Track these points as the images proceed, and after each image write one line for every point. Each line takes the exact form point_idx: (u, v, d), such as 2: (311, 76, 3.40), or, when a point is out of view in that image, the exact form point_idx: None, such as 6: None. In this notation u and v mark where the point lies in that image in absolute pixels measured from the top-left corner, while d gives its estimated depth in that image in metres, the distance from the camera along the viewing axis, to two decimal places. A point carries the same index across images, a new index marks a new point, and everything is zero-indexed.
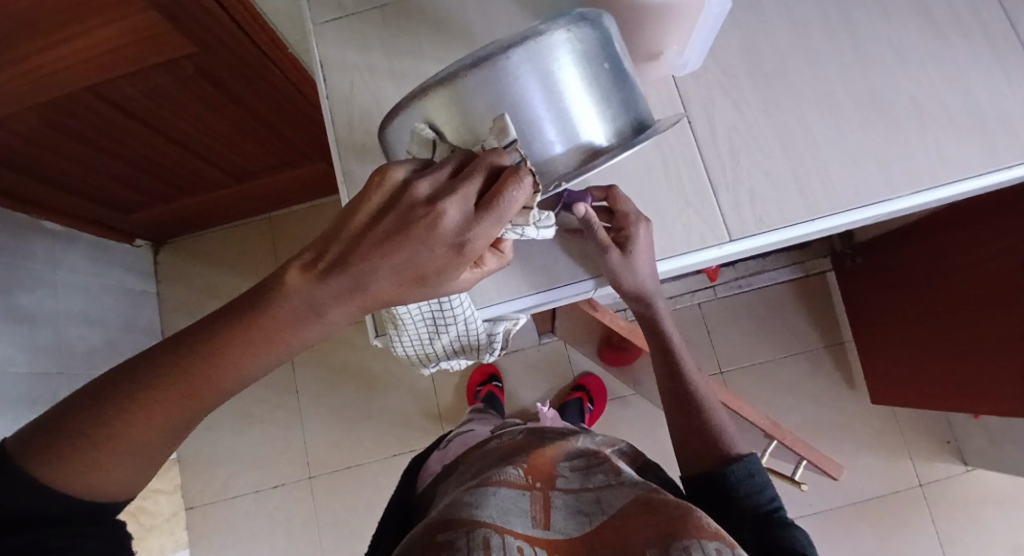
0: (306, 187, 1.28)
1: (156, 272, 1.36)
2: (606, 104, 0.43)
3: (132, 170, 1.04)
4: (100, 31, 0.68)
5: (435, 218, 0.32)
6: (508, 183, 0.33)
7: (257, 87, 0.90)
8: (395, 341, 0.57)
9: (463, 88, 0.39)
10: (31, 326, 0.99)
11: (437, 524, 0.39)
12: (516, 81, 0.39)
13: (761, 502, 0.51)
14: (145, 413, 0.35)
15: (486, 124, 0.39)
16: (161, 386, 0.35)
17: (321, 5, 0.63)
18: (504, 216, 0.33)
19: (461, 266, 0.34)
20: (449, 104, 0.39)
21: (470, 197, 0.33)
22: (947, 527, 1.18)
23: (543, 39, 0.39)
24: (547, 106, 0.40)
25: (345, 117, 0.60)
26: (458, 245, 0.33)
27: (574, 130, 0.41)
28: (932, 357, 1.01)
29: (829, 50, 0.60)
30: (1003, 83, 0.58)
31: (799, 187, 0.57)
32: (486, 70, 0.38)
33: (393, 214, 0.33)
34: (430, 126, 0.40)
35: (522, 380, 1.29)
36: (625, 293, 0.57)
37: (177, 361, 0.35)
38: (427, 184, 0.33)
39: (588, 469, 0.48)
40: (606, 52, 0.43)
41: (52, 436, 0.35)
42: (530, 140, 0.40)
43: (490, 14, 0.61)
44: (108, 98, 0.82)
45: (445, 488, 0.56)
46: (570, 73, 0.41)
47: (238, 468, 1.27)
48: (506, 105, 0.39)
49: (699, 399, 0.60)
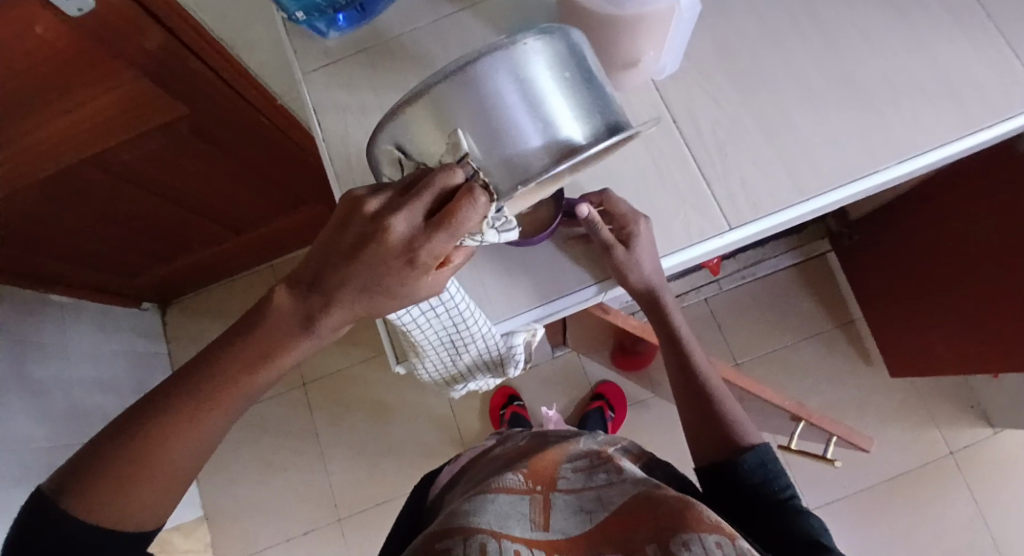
0: (304, 231, 1.29)
1: (165, 333, 1.37)
2: (573, 109, 0.42)
3: (135, 234, 1.06)
4: (91, 103, 0.70)
5: (384, 233, 0.34)
6: (459, 203, 0.33)
7: (248, 140, 0.92)
8: (418, 366, 0.59)
9: (421, 105, 0.40)
10: (46, 400, 1.00)
11: (438, 534, 0.40)
12: (472, 93, 0.39)
13: (776, 490, 0.52)
14: (178, 435, 0.38)
15: (442, 139, 0.40)
16: (181, 413, 0.39)
17: (305, 53, 0.65)
18: (457, 230, 0.34)
19: (417, 272, 0.36)
20: (411, 124, 0.40)
21: (416, 214, 0.34)
22: (984, 491, 1.18)
23: (500, 52, 0.40)
24: (510, 113, 0.40)
25: (341, 156, 0.62)
26: (408, 253, 0.35)
27: (538, 134, 0.41)
28: (942, 323, 1.02)
29: (798, 36, 0.62)
30: (969, 47, 0.60)
31: (789, 170, 0.58)
32: (440, 85, 0.39)
33: (353, 230, 0.36)
34: (398, 149, 0.42)
35: (540, 396, 1.29)
36: (634, 290, 0.58)
37: (197, 386, 0.39)
38: (379, 201, 0.35)
39: (591, 469, 0.48)
40: (569, 62, 0.43)
41: (85, 468, 0.37)
42: (490, 149, 0.40)
43: (469, 41, 0.64)
44: (105, 167, 0.84)
45: (451, 495, 0.57)
46: (535, 80, 0.41)
47: (266, 519, 1.27)
48: (463, 117, 0.40)
49: (711, 392, 0.60)
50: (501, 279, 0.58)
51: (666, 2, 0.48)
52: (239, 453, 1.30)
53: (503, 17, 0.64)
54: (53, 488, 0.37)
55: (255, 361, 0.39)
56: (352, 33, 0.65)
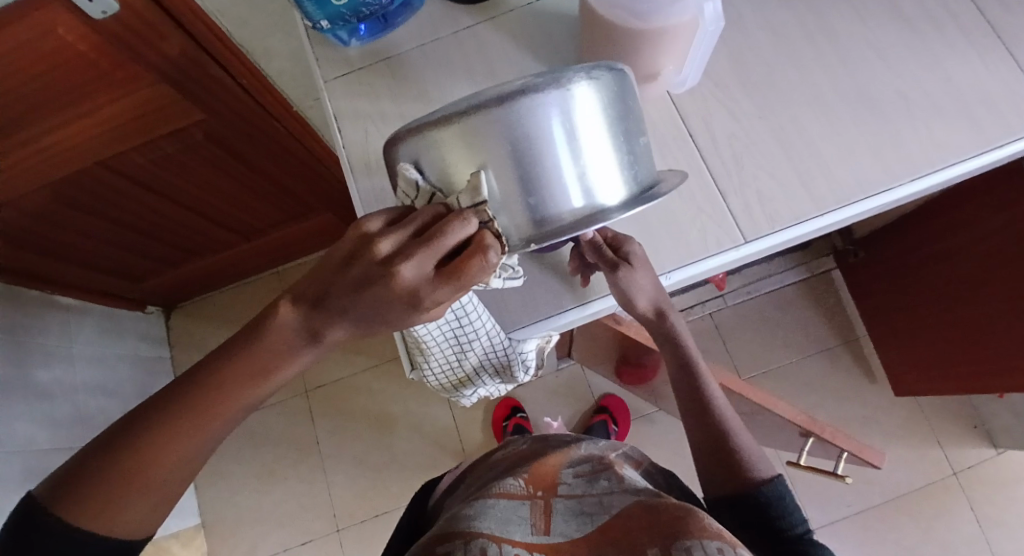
0: (312, 239, 1.29)
1: (169, 337, 1.37)
2: (604, 164, 0.40)
3: (144, 238, 1.06)
4: (110, 105, 0.71)
5: (393, 277, 0.34)
6: (471, 262, 0.34)
7: (262, 148, 0.92)
8: (426, 369, 0.59)
9: (447, 136, 0.37)
10: (48, 401, 0.99)
11: (440, 538, 0.41)
12: (504, 136, 0.37)
13: (792, 525, 0.51)
14: (168, 448, 0.39)
15: (462, 173, 0.38)
16: (178, 419, 0.39)
17: (327, 61, 0.66)
18: (465, 283, 0.35)
19: (419, 313, 0.36)
20: (434, 150, 0.38)
21: (428, 262, 0.34)
22: (987, 512, 1.17)
23: (540, 97, 0.36)
24: (538, 165, 0.38)
25: (361, 164, 0.62)
26: (413, 298, 0.35)
27: (562, 191, 0.39)
28: (946, 340, 1.02)
29: (813, 55, 0.63)
30: (982, 68, 0.61)
31: (804, 185, 0.59)
32: (469, 121, 0.36)
33: (360, 267, 0.35)
34: (416, 167, 0.39)
35: (544, 408, 1.29)
36: (637, 311, 0.57)
37: (197, 391, 0.39)
38: (389, 243, 0.35)
39: (592, 474, 0.48)
40: (611, 107, 0.41)
41: (80, 477, 0.38)
42: (511, 199, 0.39)
43: (490, 54, 0.65)
44: (119, 170, 0.84)
45: (450, 500, 0.57)
46: (572, 130, 0.38)
47: (264, 527, 1.26)
48: (490, 158, 0.37)
49: (720, 417, 0.58)
50: (502, 294, 0.58)
51: (689, 15, 0.49)
52: (239, 460, 1.29)
53: (523, 30, 0.65)
54: (45, 496, 0.38)
55: (271, 362, 0.38)
56: (374, 43, 0.66)
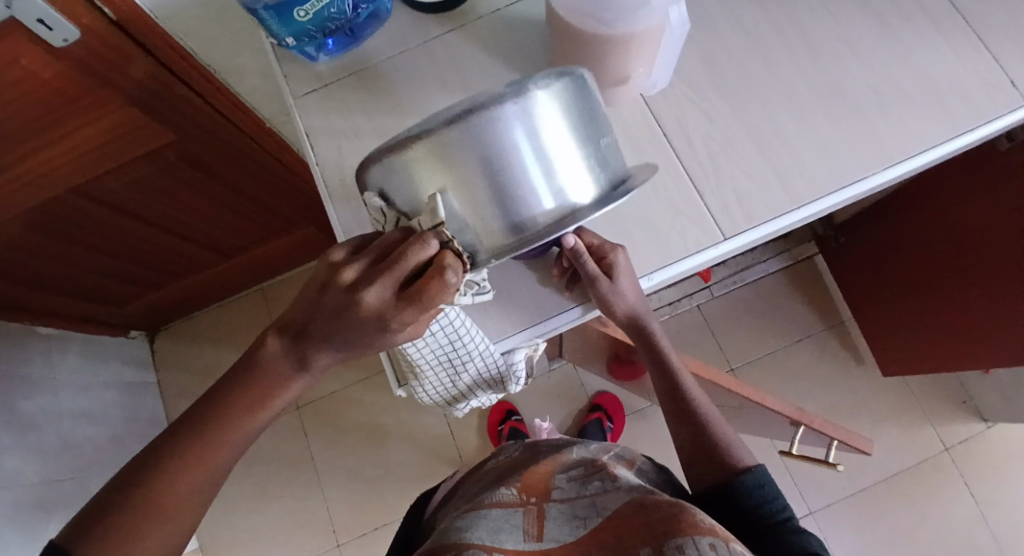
0: (295, 254, 1.28)
1: (155, 361, 1.35)
2: (568, 170, 0.40)
3: (123, 263, 1.04)
4: (79, 132, 0.69)
5: (356, 303, 0.34)
6: (429, 284, 0.33)
7: (238, 166, 0.91)
8: (418, 390, 0.59)
9: (403, 161, 0.37)
10: (36, 434, 0.97)
11: (432, 553, 0.41)
12: (458, 155, 0.37)
13: (773, 512, 0.49)
14: (161, 512, 0.37)
15: (423, 195, 0.38)
16: (184, 454, 0.38)
17: (296, 78, 0.65)
18: (428, 305, 0.34)
19: (391, 335, 0.36)
20: (395, 175, 0.38)
21: (389, 287, 0.34)
22: (979, 486, 1.19)
23: (491, 113, 0.36)
24: (498, 180, 0.38)
25: (336, 182, 0.62)
26: (382, 322, 0.35)
27: (526, 202, 0.39)
28: (930, 320, 1.04)
29: (782, 49, 0.63)
30: (948, 54, 0.61)
31: (780, 179, 0.59)
32: (423, 145, 0.36)
33: (327, 295, 0.35)
34: (382, 194, 0.40)
35: (538, 410, 1.29)
36: (617, 317, 0.58)
37: (200, 425, 0.39)
38: (354, 270, 0.35)
39: (585, 477, 0.48)
40: (571, 114, 0.40)
41: (87, 519, 0.37)
42: (475, 215, 0.39)
43: (460, 63, 0.64)
44: (93, 197, 0.83)
45: (446, 510, 0.57)
46: (533, 142, 0.38)
47: (263, 547, 1.24)
48: (447, 179, 0.37)
49: (699, 410, 0.58)
50: (490, 309, 0.58)
51: (656, 20, 0.49)
52: (234, 481, 1.27)
53: (493, 37, 0.65)
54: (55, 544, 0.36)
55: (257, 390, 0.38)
56: (344, 58, 0.65)
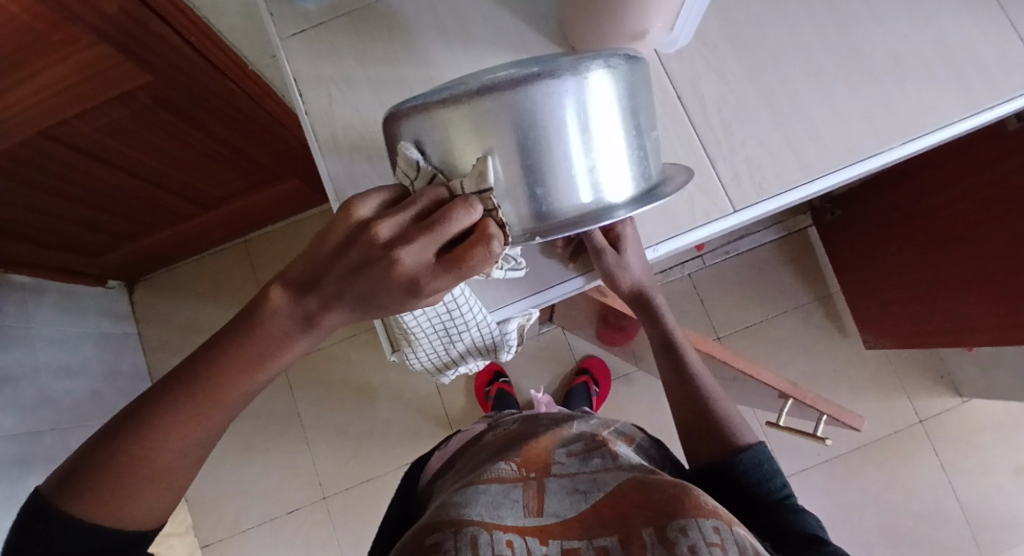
0: (279, 207, 1.24)
1: (134, 313, 1.32)
2: (614, 161, 0.39)
3: (99, 212, 1.00)
4: (48, 71, 0.64)
5: (392, 263, 0.31)
6: (474, 250, 0.32)
7: (218, 110, 0.86)
8: (410, 356, 0.57)
9: (455, 116, 0.35)
10: (11, 386, 0.95)
11: (429, 527, 0.40)
12: (515, 120, 0.35)
13: (772, 490, 0.50)
14: (151, 467, 0.37)
15: (468, 156, 0.36)
16: (169, 415, 0.37)
17: (284, 18, 0.60)
18: (466, 273, 0.32)
19: (416, 302, 0.34)
20: (441, 130, 0.36)
21: (430, 250, 0.32)
22: (949, 456, 1.23)
23: (556, 84, 0.35)
24: (546, 157, 0.37)
25: (328, 135, 0.59)
26: (412, 286, 0.33)
27: (569, 184, 0.38)
28: (917, 297, 1.05)
29: (804, 9, 0.59)
30: (973, 26, 0.59)
31: (793, 150, 0.57)
32: (482, 103, 0.34)
33: (355, 251, 0.32)
34: (420, 147, 0.37)
35: (524, 373, 1.29)
36: (623, 290, 0.58)
37: (184, 387, 0.37)
38: (388, 226, 0.32)
39: (586, 453, 0.47)
40: (628, 102, 0.40)
41: (79, 472, 0.36)
42: (517, 187, 0.37)
43: (461, 9, 0.60)
44: (63, 140, 0.77)
45: (442, 483, 0.56)
46: (588, 123, 0.37)
47: (249, 499, 1.25)
48: (497, 144, 0.36)
49: (700, 386, 0.58)
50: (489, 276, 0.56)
51: None
52: None
53: None
54: (52, 489, 0.37)
55: (253, 354, 0.36)
56: None
